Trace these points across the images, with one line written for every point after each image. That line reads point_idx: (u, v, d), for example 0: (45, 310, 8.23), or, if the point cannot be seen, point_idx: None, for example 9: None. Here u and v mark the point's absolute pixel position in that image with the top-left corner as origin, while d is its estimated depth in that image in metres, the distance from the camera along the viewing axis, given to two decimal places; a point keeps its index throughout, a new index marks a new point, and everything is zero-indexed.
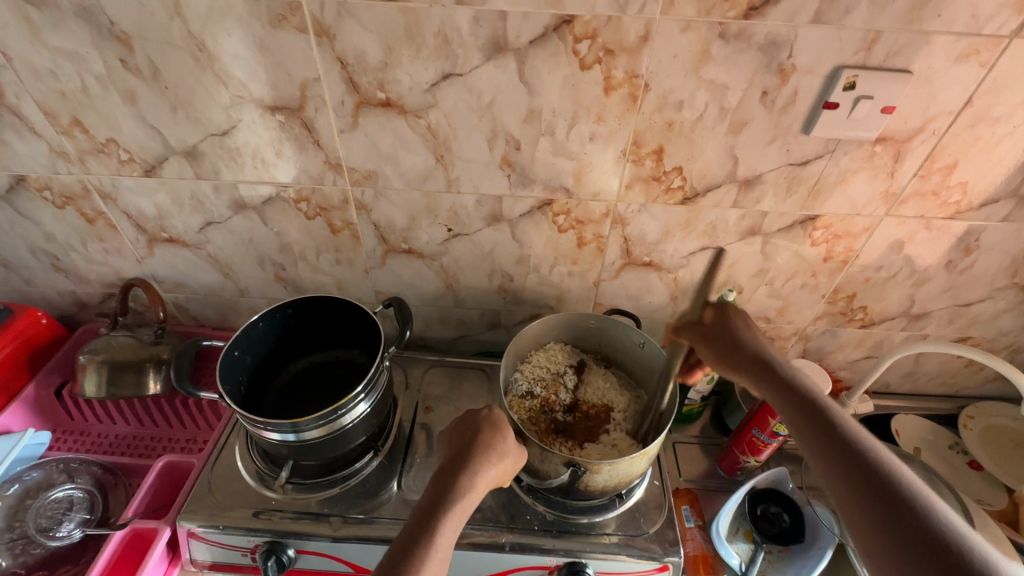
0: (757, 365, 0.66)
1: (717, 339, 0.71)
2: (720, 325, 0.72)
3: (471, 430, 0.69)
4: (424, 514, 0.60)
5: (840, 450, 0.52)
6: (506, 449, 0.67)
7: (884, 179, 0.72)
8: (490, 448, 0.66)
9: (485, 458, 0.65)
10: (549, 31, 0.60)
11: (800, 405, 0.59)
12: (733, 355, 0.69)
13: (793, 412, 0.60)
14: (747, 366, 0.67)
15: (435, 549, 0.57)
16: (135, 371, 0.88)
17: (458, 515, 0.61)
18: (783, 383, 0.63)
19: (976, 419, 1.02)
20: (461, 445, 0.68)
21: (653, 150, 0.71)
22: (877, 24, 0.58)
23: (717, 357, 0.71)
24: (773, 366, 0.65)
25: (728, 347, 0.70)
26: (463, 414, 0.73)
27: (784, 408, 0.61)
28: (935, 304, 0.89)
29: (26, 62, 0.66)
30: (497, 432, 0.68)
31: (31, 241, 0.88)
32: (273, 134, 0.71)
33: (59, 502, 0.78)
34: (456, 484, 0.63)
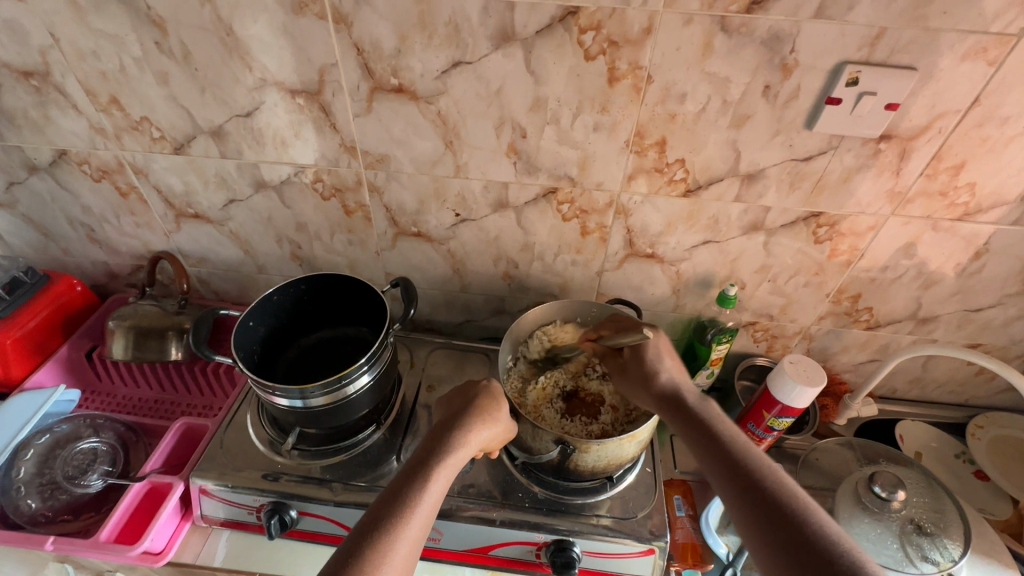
0: (666, 399, 0.69)
1: (630, 376, 0.74)
2: (632, 356, 0.74)
3: (469, 395, 0.72)
4: (418, 463, 0.64)
5: (740, 483, 0.57)
6: (500, 416, 0.70)
7: (889, 178, 0.72)
8: (485, 412, 0.69)
9: (480, 420, 0.69)
10: (555, 22, 0.63)
11: (710, 441, 0.62)
12: (648, 390, 0.71)
13: (701, 447, 0.63)
14: (658, 400, 0.70)
15: (427, 494, 0.60)
16: (159, 337, 0.93)
17: (449, 466, 0.64)
18: (695, 417, 0.66)
19: (985, 429, 1.00)
20: (457, 407, 0.71)
21: (656, 142, 0.72)
22: (881, 20, 0.58)
23: (630, 387, 0.74)
24: (681, 401, 0.68)
25: (641, 378, 0.72)
26: (461, 382, 0.76)
27: (693, 444, 0.64)
28: (942, 308, 0.88)
29: (71, 43, 0.71)
30: (491, 399, 0.71)
31: (70, 212, 0.94)
32: (293, 117, 0.75)
33: (85, 453, 0.84)
34: (449, 440, 0.66)
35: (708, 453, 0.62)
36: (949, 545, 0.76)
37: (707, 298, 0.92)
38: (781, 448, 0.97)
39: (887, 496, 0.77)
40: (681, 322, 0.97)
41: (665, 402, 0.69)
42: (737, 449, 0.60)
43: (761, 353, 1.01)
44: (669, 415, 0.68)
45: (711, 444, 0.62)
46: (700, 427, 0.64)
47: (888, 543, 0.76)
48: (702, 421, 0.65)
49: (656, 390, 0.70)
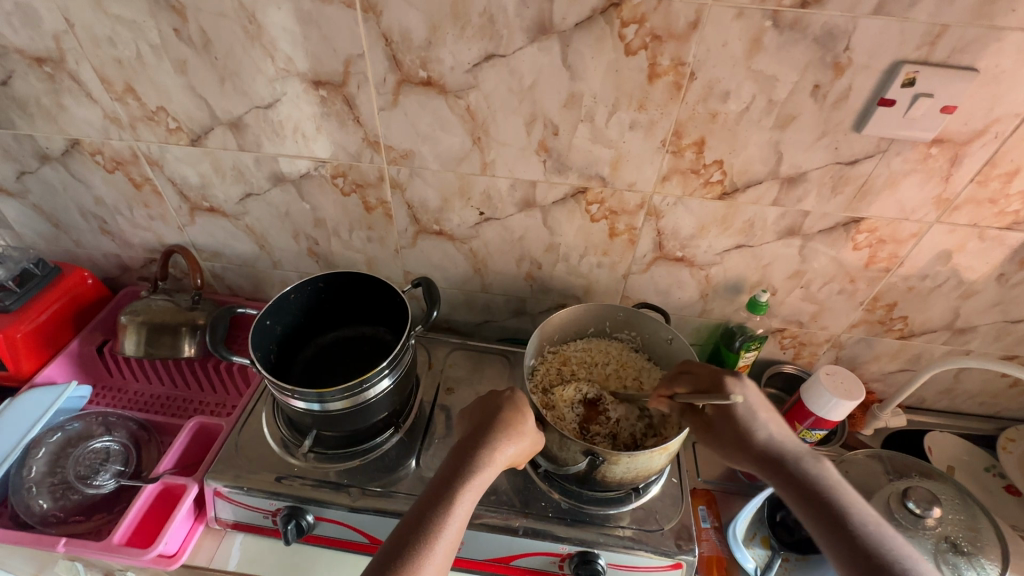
0: (763, 456, 0.67)
1: (720, 437, 0.71)
2: (721, 414, 0.70)
3: (493, 408, 0.69)
4: (442, 482, 0.62)
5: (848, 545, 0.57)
6: (526, 428, 0.68)
7: (937, 184, 0.69)
8: (511, 427, 0.67)
9: (506, 435, 0.66)
10: (596, 15, 0.60)
11: (811, 496, 0.61)
12: (741, 447, 0.68)
13: (802, 504, 0.62)
14: (753, 458, 0.67)
15: (452, 517, 0.59)
16: (173, 333, 0.91)
17: (475, 487, 0.62)
18: (801, 477, 0.63)
19: (1017, 442, 0.97)
20: (482, 420, 0.69)
21: (694, 142, 0.69)
22: (944, 17, 0.55)
23: (721, 446, 0.71)
24: (786, 459, 0.66)
25: (738, 437, 0.69)
26: (486, 392, 0.73)
27: (792, 502, 0.63)
28: (981, 319, 0.85)
29: (87, 29, 0.68)
30: (517, 412, 0.68)
31: (82, 203, 0.91)
32: (316, 109, 0.73)
33: (97, 452, 0.82)
34: (474, 458, 0.64)
35: (816, 512, 0.60)
36: (986, 565, 0.73)
37: (736, 303, 0.90)
38: None
39: (921, 513, 0.75)
40: (707, 327, 0.94)
41: (763, 458, 0.67)
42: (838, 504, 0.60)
43: (788, 360, 0.98)
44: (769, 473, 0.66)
45: (823, 509, 0.60)
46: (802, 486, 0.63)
47: None
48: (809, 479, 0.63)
49: (753, 450, 0.68)
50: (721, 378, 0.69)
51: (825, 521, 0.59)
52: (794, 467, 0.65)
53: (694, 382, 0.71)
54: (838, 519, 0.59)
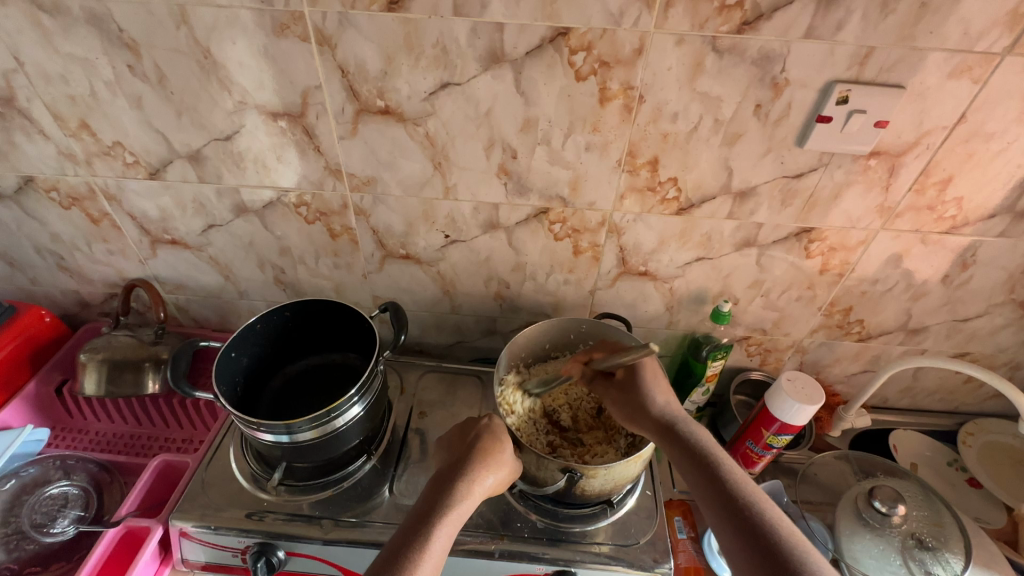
0: (656, 421, 0.70)
1: (626, 401, 0.75)
2: (626, 378, 0.76)
3: (471, 437, 0.69)
4: (419, 517, 0.60)
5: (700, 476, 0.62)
6: (505, 458, 0.68)
7: (879, 193, 0.73)
8: (490, 455, 0.67)
9: (485, 464, 0.66)
10: (545, 43, 0.62)
11: (697, 463, 0.63)
12: (641, 414, 0.72)
13: (688, 471, 0.64)
14: (649, 423, 0.71)
15: (430, 551, 0.57)
16: (136, 370, 0.89)
17: (454, 519, 0.61)
18: (686, 443, 0.66)
19: (975, 435, 1.01)
20: (460, 450, 0.68)
21: (648, 161, 0.71)
22: (870, 40, 0.59)
23: (625, 412, 0.74)
24: (675, 427, 0.68)
25: (638, 406, 0.73)
26: (462, 421, 0.74)
27: (684, 466, 0.65)
28: (931, 319, 0.89)
29: (37, 67, 0.67)
30: (494, 440, 0.69)
31: (37, 240, 0.89)
32: (275, 140, 0.73)
33: (55, 498, 0.79)
34: (454, 489, 0.63)
35: (695, 472, 0.63)
36: (952, 559, 0.74)
37: (701, 314, 0.92)
38: (778, 463, 0.97)
39: (887, 511, 0.77)
40: (675, 338, 0.96)
41: (659, 428, 0.69)
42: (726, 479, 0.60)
43: (755, 366, 1.01)
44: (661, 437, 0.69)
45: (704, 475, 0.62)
46: (671, 435, 0.68)
47: (890, 559, 0.75)
48: (670, 428, 0.68)
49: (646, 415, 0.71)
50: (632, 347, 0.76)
51: (685, 456, 0.65)
52: (682, 435, 0.67)
53: (609, 350, 0.80)
54: (724, 492, 0.59)
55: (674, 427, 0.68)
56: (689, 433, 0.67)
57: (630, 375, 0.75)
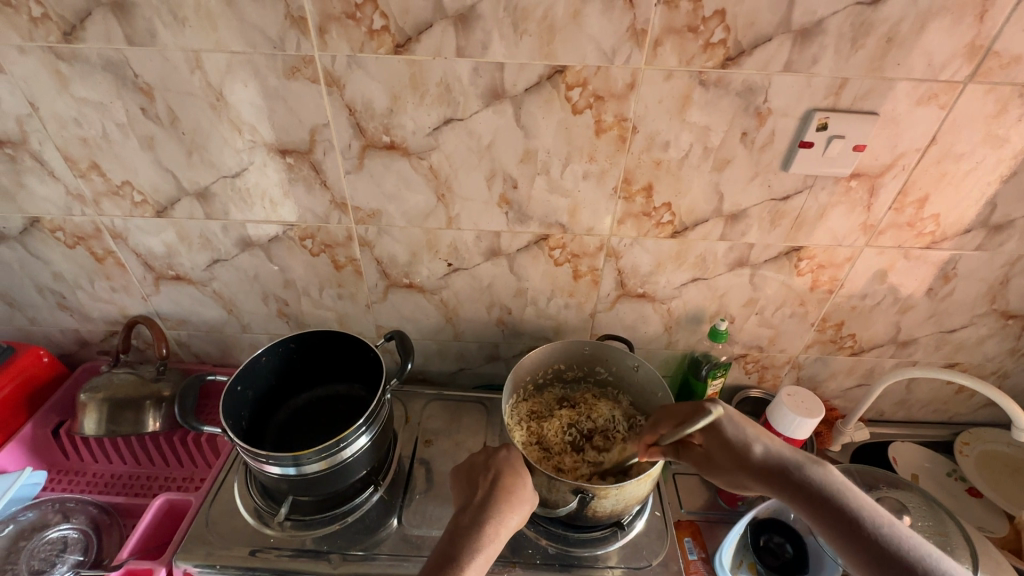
0: (770, 472, 0.67)
1: (719, 456, 0.72)
2: (712, 437, 0.72)
3: (493, 476, 0.69)
4: (444, 559, 0.60)
5: (846, 534, 0.59)
6: (525, 496, 0.68)
7: (861, 213, 0.77)
8: (512, 496, 0.67)
9: (507, 504, 0.66)
10: (543, 80, 0.65)
11: (838, 518, 0.60)
12: (741, 466, 0.69)
13: (823, 524, 0.61)
14: (754, 473, 0.68)
15: None
16: (136, 408, 0.88)
17: (478, 566, 0.60)
18: (809, 491, 0.63)
19: (971, 445, 1.03)
20: (483, 490, 0.68)
21: (643, 187, 0.75)
22: (843, 71, 0.63)
23: (726, 474, 0.72)
24: (788, 471, 0.65)
25: (733, 454, 0.70)
26: (479, 453, 0.73)
27: (819, 526, 0.62)
28: (919, 331, 0.92)
29: (52, 112, 0.70)
30: (515, 477, 0.69)
31: (39, 280, 0.89)
32: (282, 176, 0.75)
33: (54, 543, 0.77)
34: (478, 532, 0.63)
35: (835, 530, 0.60)
36: None
37: (699, 334, 0.94)
38: None
39: None
40: (675, 358, 0.98)
41: (768, 477, 0.67)
42: (851, 516, 0.60)
43: (753, 383, 1.02)
44: (774, 486, 0.66)
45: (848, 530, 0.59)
46: (794, 486, 0.64)
47: None
48: (784, 474, 0.65)
49: (751, 462, 0.68)
50: (699, 409, 0.70)
51: (817, 512, 0.62)
52: (801, 484, 0.64)
53: (671, 419, 0.73)
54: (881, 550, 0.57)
55: (795, 480, 0.64)
56: (811, 476, 0.64)
57: (717, 438, 0.71)
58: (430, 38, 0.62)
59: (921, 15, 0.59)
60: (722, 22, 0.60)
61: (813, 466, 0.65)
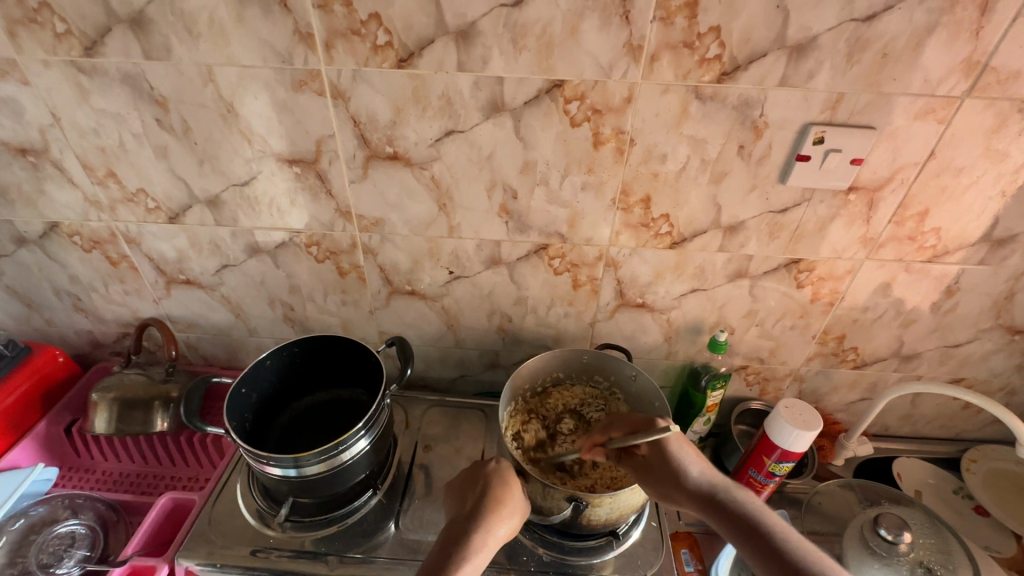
0: (697, 492, 0.68)
1: (655, 472, 0.71)
2: (655, 454, 0.72)
3: (481, 488, 0.70)
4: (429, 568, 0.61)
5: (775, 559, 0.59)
6: (514, 505, 0.69)
7: (861, 226, 0.77)
8: (500, 505, 0.67)
9: (495, 514, 0.67)
10: (542, 94, 0.67)
11: (762, 543, 0.61)
12: (676, 485, 0.69)
13: (745, 545, 0.62)
14: (689, 493, 0.68)
15: None
16: (145, 408, 0.90)
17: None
18: (732, 513, 0.65)
19: (978, 462, 1.01)
20: (473, 501, 0.69)
21: (641, 199, 0.76)
22: (839, 86, 0.64)
23: (657, 486, 0.71)
24: (717, 495, 0.67)
25: (670, 473, 0.70)
26: (470, 467, 0.75)
27: (744, 547, 0.62)
28: (923, 346, 0.91)
29: (72, 122, 0.73)
30: (503, 487, 0.69)
31: (56, 282, 0.93)
32: (289, 184, 0.77)
33: (62, 537, 0.80)
34: (465, 543, 0.64)
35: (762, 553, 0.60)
36: None
37: (699, 344, 0.94)
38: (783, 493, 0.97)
39: (893, 540, 0.76)
40: (675, 368, 0.98)
41: (698, 496, 0.68)
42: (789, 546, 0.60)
43: (754, 396, 1.02)
44: (705, 508, 0.67)
45: (772, 551, 0.60)
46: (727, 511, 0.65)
47: None
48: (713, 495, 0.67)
49: (688, 484, 0.68)
50: (652, 424, 0.72)
51: (740, 532, 0.63)
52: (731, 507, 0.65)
53: (623, 426, 0.74)
54: None
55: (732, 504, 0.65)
56: (739, 502, 0.65)
57: (662, 456, 0.71)
58: (432, 53, 0.64)
59: (917, 31, 0.60)
60: (717, 38, 0.61)
61: (748, 496, 0.67)
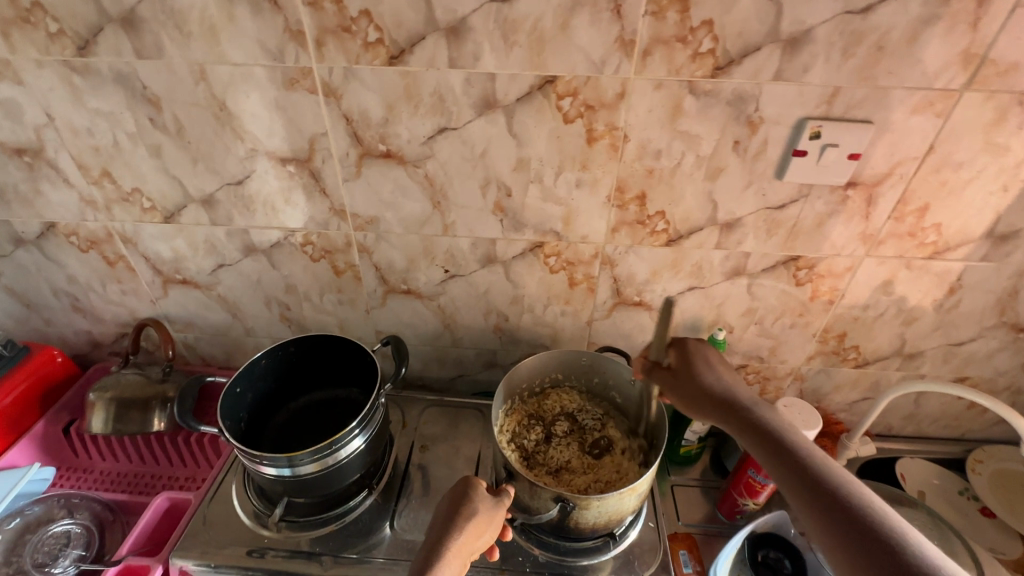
0: (719, 400, 0.69)
1: (682, 383, 0.73)
2: (685, 368, 0.74)
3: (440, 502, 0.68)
4: None
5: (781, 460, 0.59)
6: (473, 510, 0.65)
7: (860, 222, 0.76)
8: (454, 514, 0.65)
9: (451, 524, 0.64)
10: (534, 90, 0.66)
11: (776, 445, 0.61)
12: (704, 395, 0.70)
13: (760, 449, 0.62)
14: (714, 403, 0.69)
15: None
16: (142, 408, 0.90)
17: None
18: (750, 420, 0.65)
19: (984, 462, 0.99)
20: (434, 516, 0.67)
21: (636, 196, 0.75)
22: (835, 80, 0.63)
23: (683, 395, 0.73)
24: (738, 406, 0.67)
25: (697, 384, 0.71)
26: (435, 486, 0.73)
27: (757, 450, 0.63)
28: (925, 344, 0.90)
29: (67, 122, 0.73)
30: (456, 497, 0.67)
31: (54, 282, 0.93)
32: (283, 184, 0.77)
33: (58, 537, 0.80)
34: (424, 558, 0.62)
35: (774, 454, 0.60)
36: None
37: (697, 343, 0.93)
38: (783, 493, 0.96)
39: None
40: None
41: (722, 404, 0.68)
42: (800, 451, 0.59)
43: (755, 395, 1.01)
44: (728, 416, 0.67)
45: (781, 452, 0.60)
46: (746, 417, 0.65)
47: None
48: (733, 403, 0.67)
49: (714, 394, 0.69)
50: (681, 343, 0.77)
51: (755, 435, 0.63)
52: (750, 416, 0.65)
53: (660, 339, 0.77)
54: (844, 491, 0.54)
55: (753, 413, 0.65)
56: (764, 412, 0.65)
57: (694, 368, 0.73)
58: (423, 49, 0.64)
59: (913, 23, 0.59)
60: (710, 32, 0.61)
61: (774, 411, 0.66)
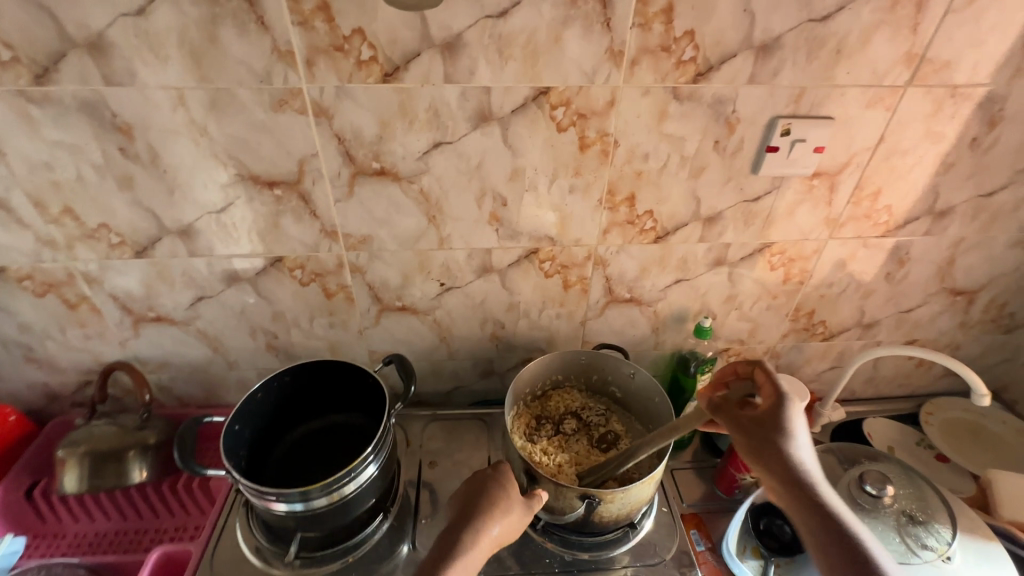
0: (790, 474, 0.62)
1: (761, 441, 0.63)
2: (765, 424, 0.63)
3: (477, 486, 0.68)
4: None
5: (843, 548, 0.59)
6: (509, 506, 0.66)
7: (824, 208, 0.83)
8: (492, 505, 0.65)
9: (489, 514, 0.65)
10: (528, 101, 0.68)
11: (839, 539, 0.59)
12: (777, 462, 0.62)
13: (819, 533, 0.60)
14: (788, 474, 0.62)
15: None
16: (119, 459, 0.83)
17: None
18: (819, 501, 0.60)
19: (935, 414, 1.11)
20: (468, 498, 0.67)
21: (626, 198, 0.79)
22: (801, 81, 0.69)
23: (760, 451, 0.63)
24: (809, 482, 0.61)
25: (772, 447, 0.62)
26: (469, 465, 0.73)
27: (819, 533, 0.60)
28: (881, 313, 1.00)
29: (21, 156, 0.67)
30: (497, 488, 0.67)
31: (2, 333, 0.84)
32: (270, 208, 0.74)
33: None
34: (455, 542, 0.62)
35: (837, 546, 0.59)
36: (941, 530, 0.82)
37: (684, 332, 0.98)
38: None
39: (878, 493, 0.83)
40: (663, 358, 1.02)
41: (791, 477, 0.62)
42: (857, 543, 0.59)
43: None
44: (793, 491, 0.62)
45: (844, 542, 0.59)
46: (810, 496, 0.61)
47: (891, 538, 0.81)
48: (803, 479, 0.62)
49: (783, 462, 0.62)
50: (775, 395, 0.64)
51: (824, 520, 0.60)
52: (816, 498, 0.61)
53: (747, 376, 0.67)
54: None
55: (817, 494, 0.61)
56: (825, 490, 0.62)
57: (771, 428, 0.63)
58: (418, 66, 0.64)
59: (865, 28, 0.66)
60: (691, 41, 0.65)
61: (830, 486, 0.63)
